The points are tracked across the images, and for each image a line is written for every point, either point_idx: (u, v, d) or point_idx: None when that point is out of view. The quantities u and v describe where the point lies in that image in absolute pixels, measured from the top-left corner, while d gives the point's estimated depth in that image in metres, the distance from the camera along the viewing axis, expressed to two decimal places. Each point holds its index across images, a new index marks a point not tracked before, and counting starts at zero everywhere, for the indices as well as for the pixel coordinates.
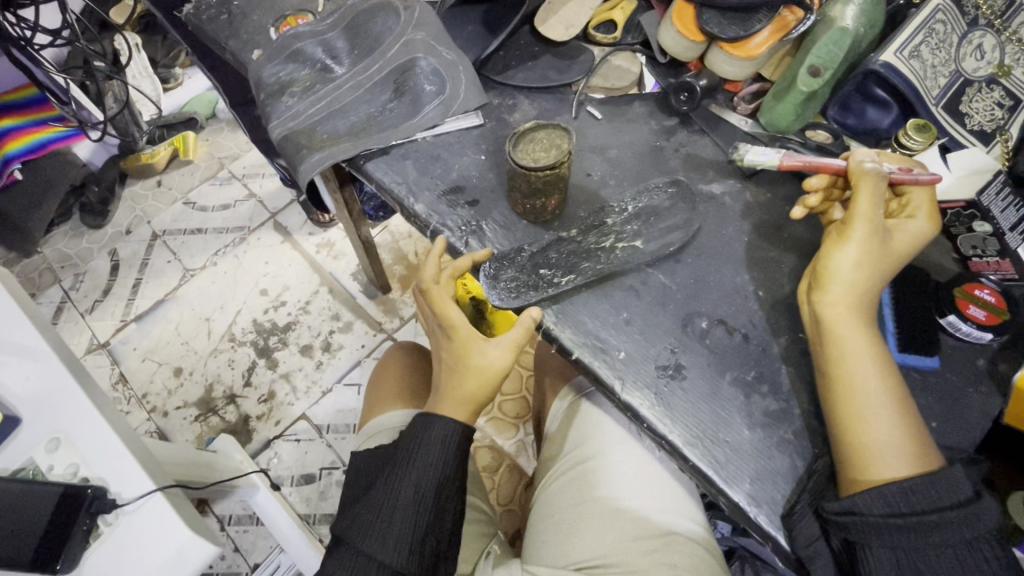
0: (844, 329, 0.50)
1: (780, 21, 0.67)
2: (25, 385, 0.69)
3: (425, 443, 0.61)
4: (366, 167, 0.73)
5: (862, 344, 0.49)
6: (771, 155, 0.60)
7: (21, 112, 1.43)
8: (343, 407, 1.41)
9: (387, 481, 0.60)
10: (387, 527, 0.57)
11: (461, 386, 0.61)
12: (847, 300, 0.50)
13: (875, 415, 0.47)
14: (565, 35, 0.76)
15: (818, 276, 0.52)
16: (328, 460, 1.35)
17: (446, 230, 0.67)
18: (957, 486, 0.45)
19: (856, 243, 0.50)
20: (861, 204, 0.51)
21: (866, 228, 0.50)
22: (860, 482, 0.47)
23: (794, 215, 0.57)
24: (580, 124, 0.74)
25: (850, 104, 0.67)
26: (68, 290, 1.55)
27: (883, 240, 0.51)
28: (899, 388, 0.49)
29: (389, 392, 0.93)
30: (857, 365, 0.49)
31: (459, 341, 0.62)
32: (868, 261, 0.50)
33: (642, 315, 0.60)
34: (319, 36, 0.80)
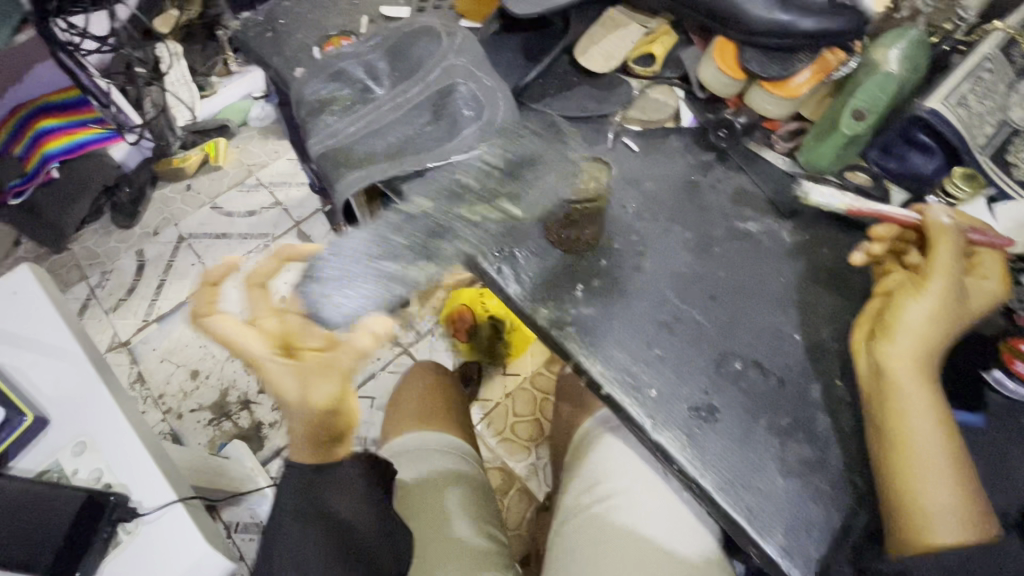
0: (911, 383, 0.50)
1: (822, 63, 0.68)
2: (56, 386, 0.71)
3: (301, 516, 0.63)
4: (402, 188, 0.73)
5: (927, 400, 0.50)
6: (838, 199, 0.62)
7: (57, 113, 1.51)
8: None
9: (288, 516, 0.63)
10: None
11: (298, 423, 0.60)
12: (913, 354, 0.50)
13: (934, 473, 0.48)
14: (606, 67, 0.76)
15: (886, 324, 0.52)
16: None
17: (479, 255, 0.68)
18: (996, 558, 0.47)
19: (933, 298, 0.51)
20: (940, 258, 0.51)
21: (943, 285, 0.51)
22: (909, 543, 0.48)
23: (855, 260, 0.58)
24: (616, 156, 0.74)
25: (891, 147, 0.67)
26: (94, 287, 1.58)
27: (959, 298, 0.51)
28: (958, 447, 0.49)
29: (409, 416, 1.04)
30: (922, 422, 0.49)
31: (265, 373, 0.57)
32: (940, 316, 0.51)
33: (674, 353, 0.59)
34: (362, 57, 0.82)
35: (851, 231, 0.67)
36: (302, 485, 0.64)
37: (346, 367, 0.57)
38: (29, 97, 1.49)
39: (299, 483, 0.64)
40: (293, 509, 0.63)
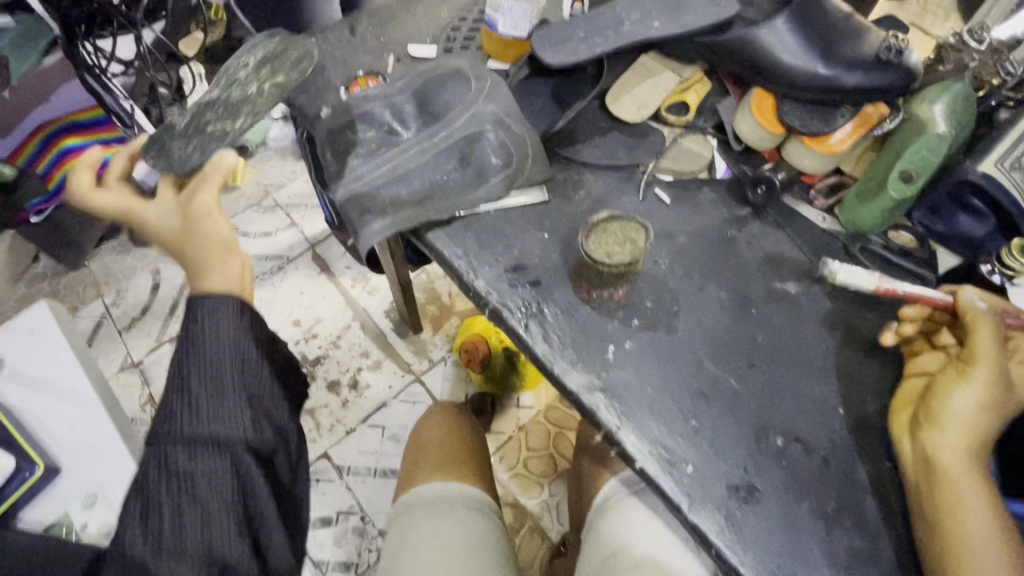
0: (964, 476, 0.48)
1: (863, 117, 0.67)
2: (67, 433, 0.70)
3: (208, 374, 0.61)
4: (427, 237, 0.72)
5: (980, 493, 0.48)
6: (868, 281, 0.57)
7: (80, 131, 1.41)
8: (367, 449, 1.41)
9: (195, 372, 0.61)
10: (167, 480, 0.59)
11: (199, 232, 0.72)
12: (963, 444, 0.48)
13: (983, 561, 0.46)
14: (638, 115, 0.75)
15: (931, 411, 0.50)
16: (347, 505, 1.35)
17: (506, 310, 0.65)
18: None
19: (980, 386, 0.49)
20: (981, 344, 0.50)
21: (988, 371, 0.49)
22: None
23: (887, 341, 0.57)
24: (647, 208, 0.72)
25: (940, 208, 0.64)
26: (109, 305, 1.58)
27: (1006, 385, 0.49)
28: (1015, 545, 0.47)
29: (429, 460, 1.03)
30: (976, 518, 0.47)
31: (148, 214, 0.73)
32: (989, 406, 0.49)
33: (712, 426, 0.56)
34: (388, 99, 0.81)
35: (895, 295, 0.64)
36: (195, 333, 0.62)
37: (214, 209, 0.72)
38: (53, 116, 1.36)
39: (197, 334, 0.62)
40: (197, 361, 0.61)
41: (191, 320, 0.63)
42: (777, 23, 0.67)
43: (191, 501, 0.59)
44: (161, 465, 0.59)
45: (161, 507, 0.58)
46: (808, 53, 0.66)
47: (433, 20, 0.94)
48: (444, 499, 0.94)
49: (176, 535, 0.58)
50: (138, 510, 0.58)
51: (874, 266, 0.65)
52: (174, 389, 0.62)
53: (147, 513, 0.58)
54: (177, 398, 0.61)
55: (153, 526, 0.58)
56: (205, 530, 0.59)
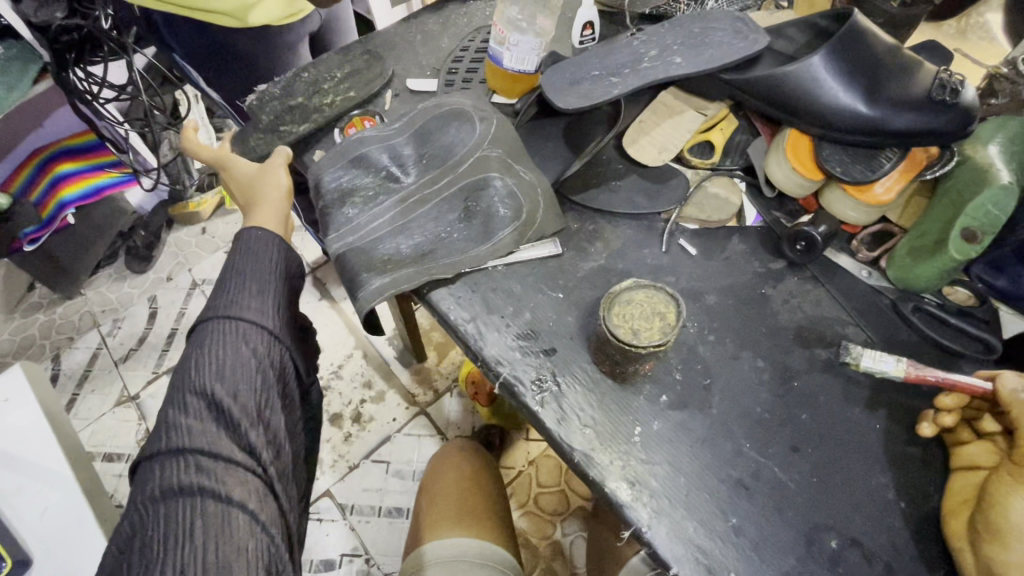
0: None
1: (911, 159, 0.61)
2: (42, 520, 0.64)
3: (268, 264, 0.64)
4: (430, 296, 0.66)
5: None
6: (893, 365, 0.52)
7: (78, 157, 1.41)
8: (370, 486, 1.34)
9: (253, 263, 0.63)
10: (243, 357, 0.58)
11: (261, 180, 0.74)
12: None
13: None
14: (658, 160, 0.68)
15: (990, 525, 0.44)
16: (351, 546, 1.28)
17: (518, 383, 0.59)
18: None
19: None
20: None
21: None
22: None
23: (925, 433, 0.50)
24: (671, 261, 0.66)
25: (1003, 264, 0.57)
26: (105, 335, 1.50)
27: None
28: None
29: (443, 515, 0.94)
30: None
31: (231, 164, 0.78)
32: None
33: (753, 524, 0.50)
34: (385, 141, 0.75)
35: (952, 362, 0.57)
36: (263, 242, 0.65)
37: (274, 167, 0.74)
38: (46, 142, 1.35)
39: (264, 241, 0.65)
40: (255, 256, 0.64)
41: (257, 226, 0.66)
42: (814, 60, 0.60)
43: (262, 385, 0.58)
44: (237, 341, 0.58)
45: (231, 382, 0.56)
46: (850, 91, 0.59)
47: (433, 50, 0.88)
48: (452, 558, 0.85)
49: (245, 409, 0.56)
50: (208, 379, 0.56)
51: (928, 329, 0.58)
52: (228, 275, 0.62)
53: (221, 378, 0.56)
54: (234, 282, 0.62)
55: (224, 393, 0.56)
56: (268, 415, 0.58)
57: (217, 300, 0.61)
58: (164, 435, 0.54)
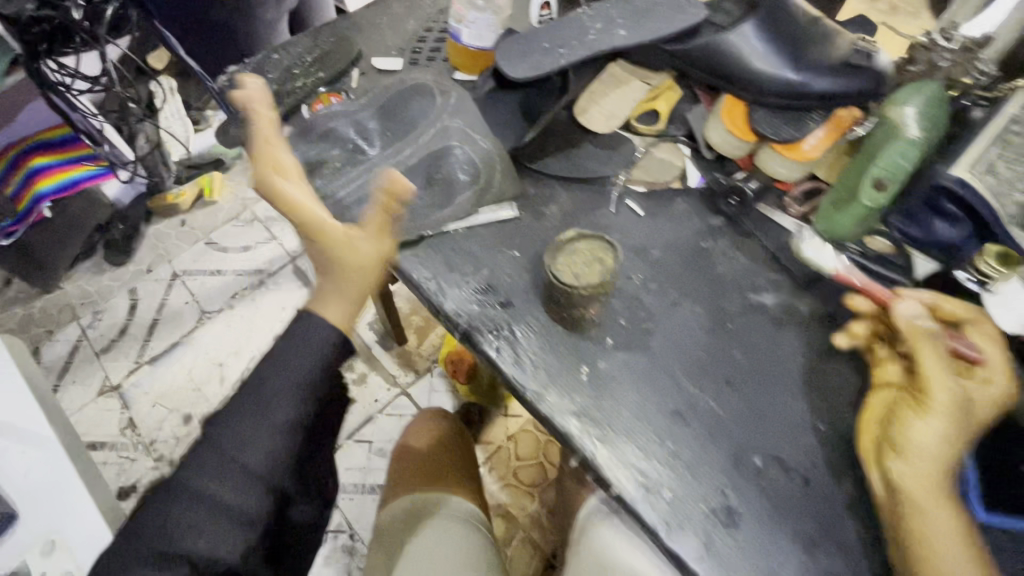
0: (931, 503, 0.45)
1: (835, 121, 0.66)
2: (26, 479, 0.66)
3: (296, 376, 0.58)
4: (394, 258, 0.70)
5: (946, 515, 0.45)
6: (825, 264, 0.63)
7: (53, 150, 1.39)
8: (353, 465, 1.38)
9: (281, 371, 0.57)
10: (251, 458, 0.55)
11: (351, 274, 0.60)
12: (930, 476, 0.46)
13: None
14: (608, 127, 0.73)
15: (892, 444, 0.48)
16: (336, 522, 1.32)
17: (477, 333, 0.63)
18: None
19: (938, 415, 0.46)
20: (929, 368, 0.48)
21: (945, 398, 0.47)
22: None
23: (839, 343, 0.58)
24: (620, 221, 0.70)
25: (914, 213, 0.62)
26: (85, 327, 1.51)
27: (964, 408, 0.47)
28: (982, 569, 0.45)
29: (415, 476, 1.00)
30: (946, 548, 0.45)
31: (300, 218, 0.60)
32: (953, 433, 0.46)
33: (688, 448, 0.55)
34: (352, 116, 0.78)
35: None
36: (313, 338, 0.59)
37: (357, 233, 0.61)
38: (20, 136, 1.32)
39: (316, 342, 0.59)
40: (283, 364, 0.58)
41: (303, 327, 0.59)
42: (744, 30, 0.65)
43: (245, 507, 0.56)
44: (234, 459, 0.55)
45: (230, 475, 0.55)
46: (778, 57, 0.64)
47: (398, 31, 0.92)
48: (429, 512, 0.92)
49: (226, 514, 0.55)
50: (217, 461, 0.55)
51: None
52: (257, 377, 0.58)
53: (205, 496, 0.54)
54: (257, 389, 0.57)
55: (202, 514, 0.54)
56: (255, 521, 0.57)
57: (257, 386, 0.57)
58: (143, 532, 0.54)
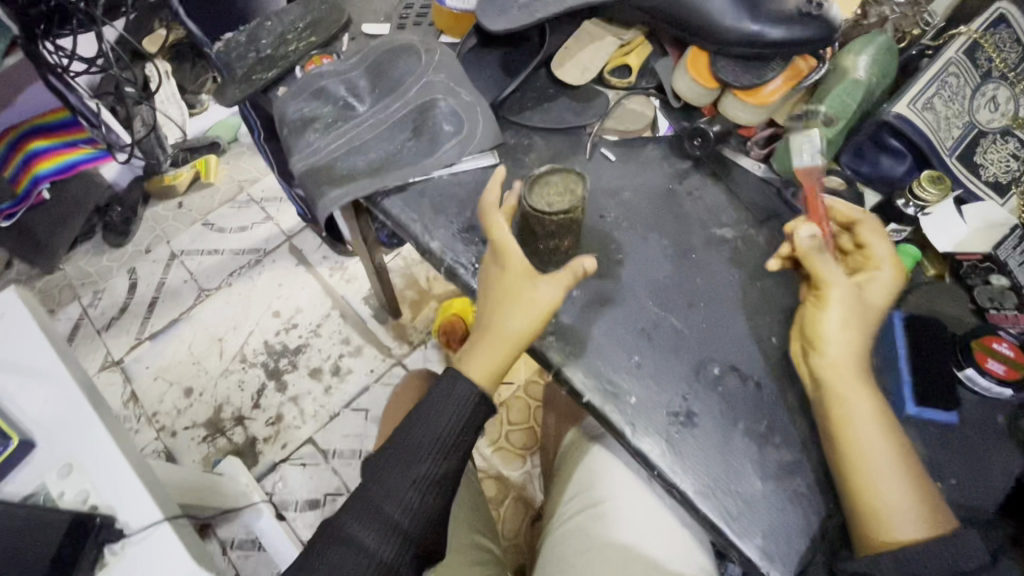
0: (847, 386, 0.51)
1: (793, 69, 0.70)
2: (42, 409, 0.68)
3: (438, 438, 0.57)
4: (384, 204, 0.75)
5: (864, 396, 0.51)
6: (806, 160, 0.62)
7: (52, 133, 1.40)
8: (350, 432, 1.32)
9: (422, 429, 0.57)
10: (393, 509, 0.55)
11: (508, 315, 0.58)
12: (845, 360, 0.52)
13: (876, 472, 0.48)
14: (581, 79, 0.78)
15: (811, 339, 0.55)
16: (334, 487, 1.27)
17: (460, 267, 0.69)
18: (971, 551, 0.44)
19: (837, 304, 0.54)
20: (824, 269, 0.55)
21: (840, 288, 0.54)
22: (868, 543, 0.47)
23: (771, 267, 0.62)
24: (594, 166, 0.75)
25: (864, 151, 0.66)
26: (86, 306, 1.50)
27: (859, 297, 0.54)
28: (902, 441, 0.49)
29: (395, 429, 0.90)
30: (867, 424, 0.50)
31: (509, 274, 0.59)
32: (854, 320, 0.53)
33: (652, 360, 0.60)
34: (342, 75, 0.82)
35: None
36: (460, 396, 0.59)
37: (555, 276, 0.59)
38: (18, 119, 1.32)
39: (462, 398, 0.59)
40: (424, 423, 0.57)
41: (447, 387, 0.59)
42: None
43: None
44: (367, 525, 0.54)
45: (375, 524, 0.54)
46: (738, 8, 0.68)
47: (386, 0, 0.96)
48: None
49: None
50: (365, 505, 0.55)
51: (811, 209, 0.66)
52: (397, 443, 0.57)
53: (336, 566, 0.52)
54: (400, 455, 0.56)
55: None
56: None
57: (404, 437, 0.57)
58: None
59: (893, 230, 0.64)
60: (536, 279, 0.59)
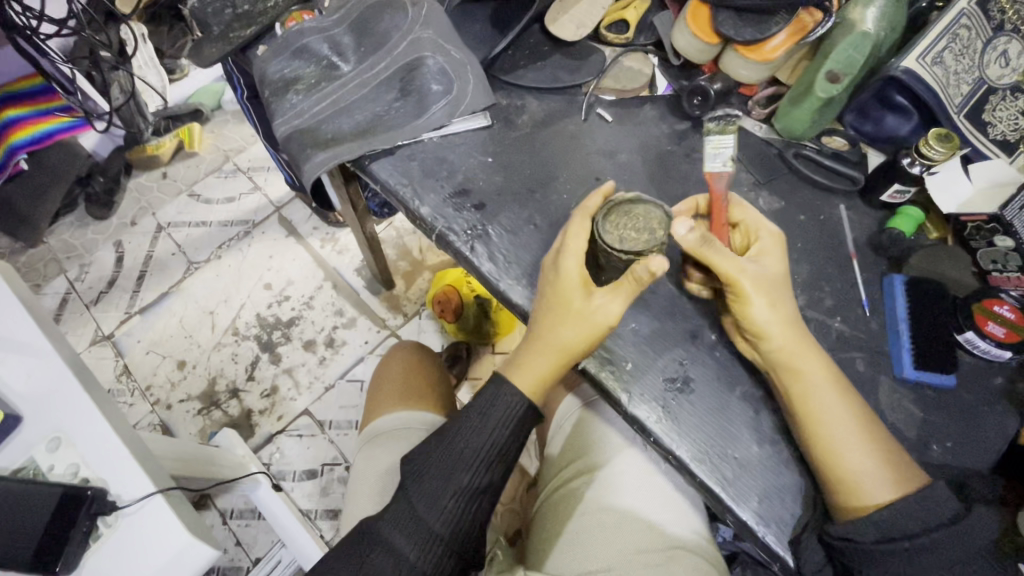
0: (798, 351, 0.50)
1: (798, 23, 0.64)
2: (27, 383, 0.66)
3: (479, 453, 0.55)
4: (371, 168, 0.72)
5: (814, 361, 0.50)
6: (719, 163, 0.61)
7: (24, 102, 1.33)
8: (347, 403, 1.33)
9: (462, 439, 0.55)
10: (435, 523, 0.53)
11: (563, 328, 0.54)
12: (790, 340, 0.50)
13: (844, 439, 0.47)
14: (576, 35, 0.74)
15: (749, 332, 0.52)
16: (331, 457, 1.28)
17: (451, 234, 0.67)
18: (942, 504, 0.45)
19: (756, 293, 0.51)
20: (723, 266, 0.51)
21: (750, 277, 0.51)
22: (847, 511, 0.47)
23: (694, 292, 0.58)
24: (589, 128, 0.72)
25: (868, 110, 0.65)
26: (73, 280, 1.47)
27: (765, 276, 0.52)
28: (857, 403, 0.49)
29: (388, 394, 0.89)
30: (822, 387, 0.49)
31: (568, 284, 0.54)
32: (774, 299, 0.51)
33: (649, 326, 0.58)
34: (325, 32, 0.77)
35: (827, 195, 0.66)
36: (505, 407, 0.55)
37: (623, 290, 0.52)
38: None
39: (507, 409, 0.55)
40: (463, 436, 0.55)
41: (491, 398, 0.56)
42: None
43: None
44: (405, 534, 0.53)
45: (413, 533, 0.53)
46: None
47: None
48: (415, 431, 0.82)
49: None
50: (406, 511, 0.54)
51: (805, 170, 0.66)
52: (435, 453, 0.55)
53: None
54: (437, 464, 0.55)
55: None
56: None
57: (446, 441, 0.55)
58: None
59: (897, 191, 0.61)
60: (592, 292, 0.54)
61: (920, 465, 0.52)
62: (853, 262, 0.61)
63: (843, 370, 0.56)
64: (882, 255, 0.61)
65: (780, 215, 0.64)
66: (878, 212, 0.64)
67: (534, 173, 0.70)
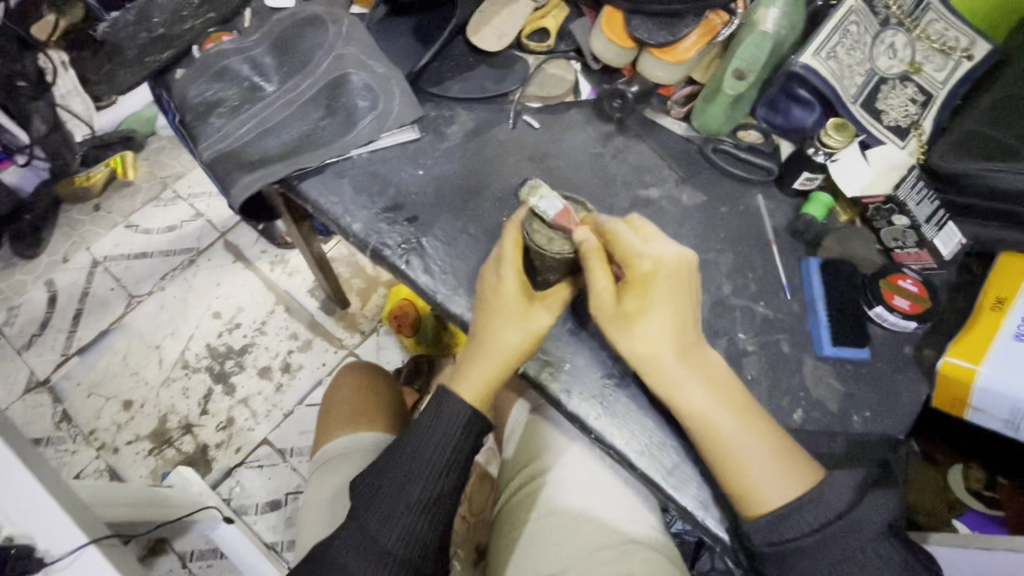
0: (680, 373, 0.50)
1: (707, 25, 0.68)
2: None
3: (429, 463, 0.54)
4: (301, 187, 0.71)
5: (696, 383, 0.50)
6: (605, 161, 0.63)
7: None
8: (307, 428, 1.29)
9: (410, 453, 0.55)
10: (388, 541, 0.53)
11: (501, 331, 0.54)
12: (651, 363, 0.51)
13: (738, 447, 0.49)
14: (498, 45, 0.75)
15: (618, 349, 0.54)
16: (294, 484, 1.24)
17: (385, 248, 0.67)
18: (834, 500, 0.47)
19: (609, 319, 0.52)
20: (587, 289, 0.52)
21: (598, 306, 0.52)
22: (748, 512, 0.49)
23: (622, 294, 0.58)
24: (519, 135, 0.73)
25: (777, 103, 0.68)
26: (0, 325, 1.38)
27: (618, 306, 0.51)
28: (751, 415, 0.50)
29: (337, 415, 0.87)
30: (710, 408, 0.50)
31: (511, 286, 0.55)
32: (635, 326, 0.51)
33: (584, 326, 0.59)
34: (244, 53, 0.76)
35: (744, 186, 0.69)
36: (451, 417, 0.55)
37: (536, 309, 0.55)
38: None
39: (451, 419, 0.55)
40: (411, 448, 0.55)
41: (436, 408, 0.55)
42: None
43: None
44: (360, 554, 0.52)
45: (367, 554, 0.52)
46: None
47: None
48: (365, 453, 0.80)
49: None
50: (359, 533, 0.53)
51: (723, 164, 0.69)
52: (385, 470, 0.55)
53: None
54: (388, 481, 0.54)
55: None
56: None
57: (398, 456, 0.55)
58: None
59: (807, 179, 0.65)
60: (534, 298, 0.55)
61: (842, 436, 0.55)
62: (774, 248, 0.64)
63: (769, 352, 0.59)
64: (799, 240, 0.64)
65: (703, 208, 0.67)
66: (793, 200, 0.67)
67: (467, 182, 0.71)
